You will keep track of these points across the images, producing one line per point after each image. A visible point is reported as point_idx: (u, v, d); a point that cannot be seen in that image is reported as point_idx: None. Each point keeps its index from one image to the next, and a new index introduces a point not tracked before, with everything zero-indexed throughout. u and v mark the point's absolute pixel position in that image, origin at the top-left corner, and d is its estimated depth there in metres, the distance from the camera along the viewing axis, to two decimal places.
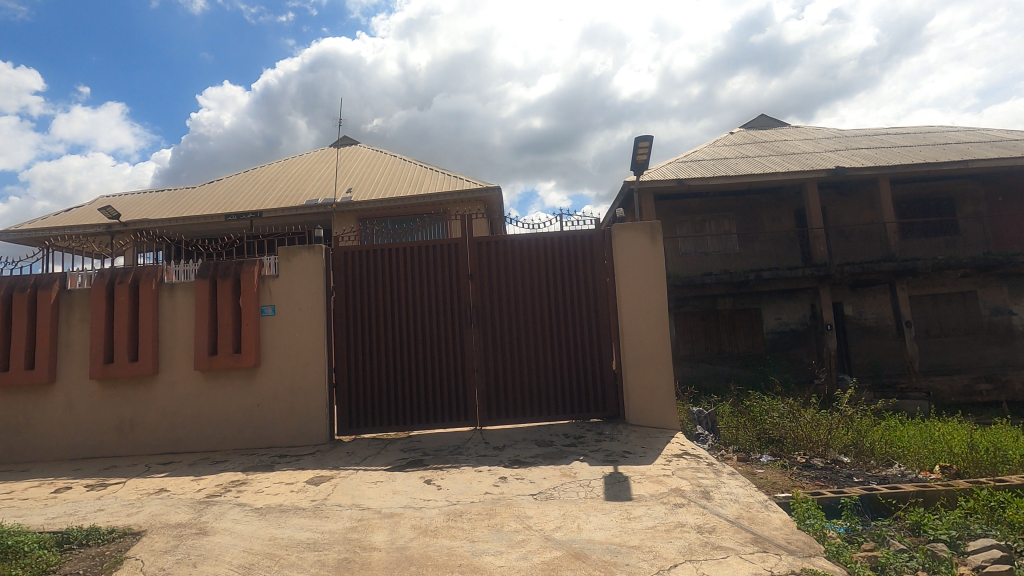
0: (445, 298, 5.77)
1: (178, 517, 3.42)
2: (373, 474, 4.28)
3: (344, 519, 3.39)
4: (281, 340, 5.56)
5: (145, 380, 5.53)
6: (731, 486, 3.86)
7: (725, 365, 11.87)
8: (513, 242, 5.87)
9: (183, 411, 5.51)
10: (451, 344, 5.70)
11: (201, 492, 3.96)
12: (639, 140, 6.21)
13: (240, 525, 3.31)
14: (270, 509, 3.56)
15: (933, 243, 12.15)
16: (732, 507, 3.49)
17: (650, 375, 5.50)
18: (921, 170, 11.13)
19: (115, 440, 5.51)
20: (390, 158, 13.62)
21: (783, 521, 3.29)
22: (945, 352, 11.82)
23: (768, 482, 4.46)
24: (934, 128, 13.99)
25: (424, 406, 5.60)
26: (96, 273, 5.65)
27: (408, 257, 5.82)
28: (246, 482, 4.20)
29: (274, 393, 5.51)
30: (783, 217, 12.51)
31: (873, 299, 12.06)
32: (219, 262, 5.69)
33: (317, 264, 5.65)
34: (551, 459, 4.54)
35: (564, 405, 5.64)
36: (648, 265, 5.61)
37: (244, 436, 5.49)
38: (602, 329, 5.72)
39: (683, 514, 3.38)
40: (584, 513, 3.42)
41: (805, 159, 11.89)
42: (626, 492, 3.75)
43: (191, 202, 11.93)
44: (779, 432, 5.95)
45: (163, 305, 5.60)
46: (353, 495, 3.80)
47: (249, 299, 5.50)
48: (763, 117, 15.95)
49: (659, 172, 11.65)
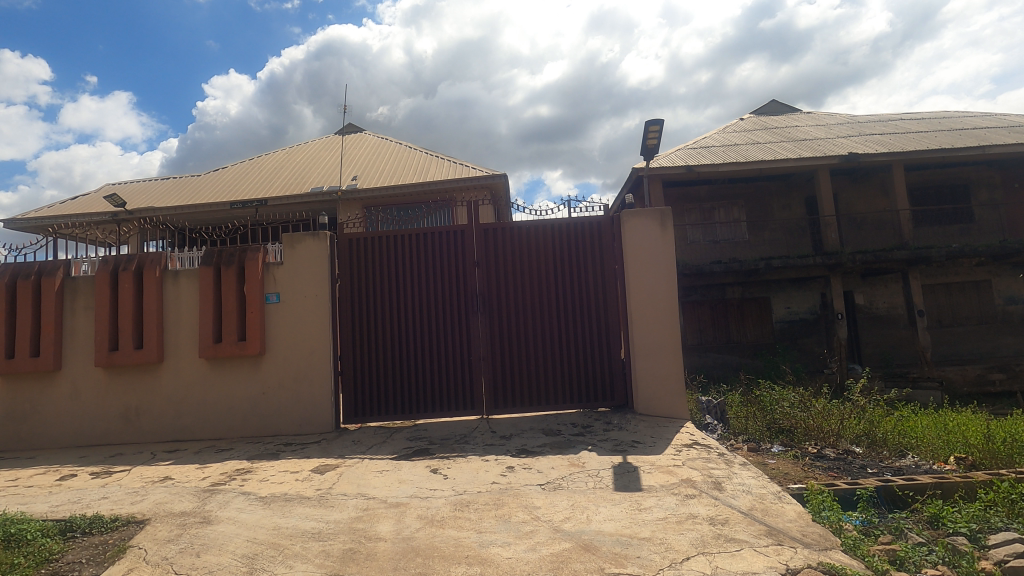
0: (452, 285, 5.69)
1: (182, 506, 3.38)
2: (379, 463, 4.22)
3: (349, 508, 3.34)
4: (286, 328, 5.51)
5: (150, 367, 5.50)
6: (744, 477, 3.78)
7: (734, 355, 11.75)
8: (519, 228, 5.77)
9: (189, 399, 5.48)
10: (457, 332, 5.63)
11: (205, 480, 3.91)
12: (650, 124, 6.05)
13: (244, 514, 3.26)
14: (274, 498, 3.51)
15: (948, 231, 11.91)
16: (744, 499, 3.41)
17: (660, 364, 5.40)
18: (936, 155, 10.89)
19: (121, 428, 5.49)
20: (394, 146, 13.53)
21: (797, 513, 3.21)
22: (957, 342, 11.62)
23: (781, 472, 4.36)
24: (950, 114, 13.66)
25: (431, 394, 5.55)
26: (100, 259, 5.61)
27: (414, 244, 5.74)
28: (252, 470, 4.15)
29: (280, 381, 5.47)
30: (794, 205, 12.32)
31: (884, 288, 11.88)
32: (224, 249, 5.63)
33: (322, 250, 5.58)
34: (559, 449, 4.47)
35: (572, 394, 5.58)
36: (659, 252, 5.49)
37: (250, 424, 5.46)
38: (611, 317, 5.64)
39: (695, 505, 3.31)
40: (593, 503, 3.35)
41: (818, 145, 11.66)
42: (635, 483, 3.67)
43: (196, 191, 11.87)
44: (790, 422, 5.90)
45: (167, 292, 5.57)
46: (359, 484, 3.74)
47: (253, 286, 5.45)
48: (774, 102, 15.69)
49: (668, 159, 11.48)
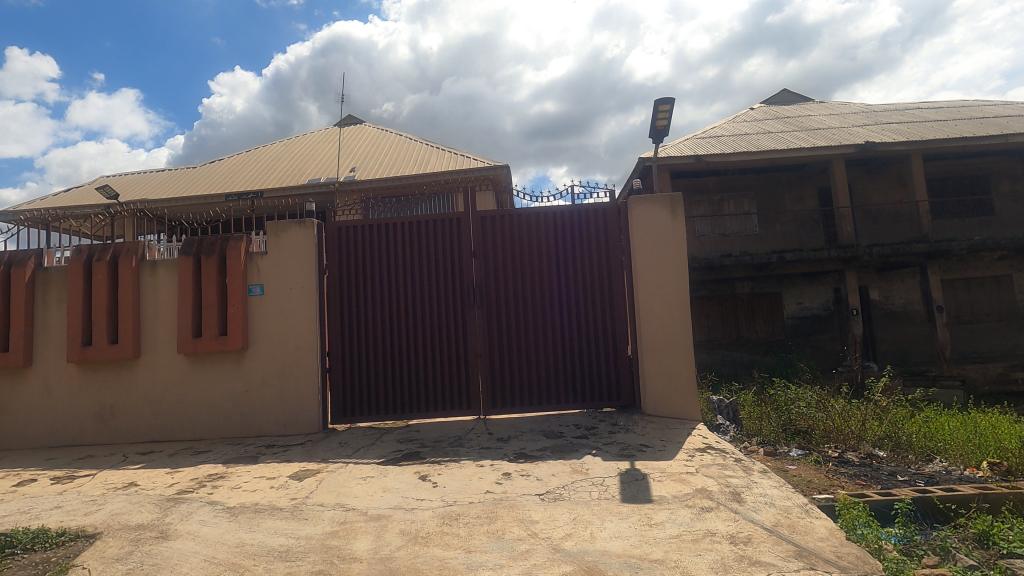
0: (447, 277, 5.33)
1: (140, 518, 3.04)
2: (363, 469, 3.87)
3: (324, 521, 2.98)
4: (270, 322, 5.17)
5: (126, 364, 5.18)
6: (765, 486, 3.40)
7: (744, 352, 11.34)
8: (521, 215, 5.40)
9: (167, 397, 5.15)
10: (453, 327, 5.27)
11: (172, 487, 3.57)
12: (660, 104, 5.66)
13: (206, 528, 2.91)
14: (243, 509, 3.16)
15: (968, 224, 11.42)
16: (768, 513, 3.05)
17: (669, 361, 5.02)
18: (957, 144, 10.43)
19: (95, 428, 5.17)
20: (394, 137, 13.18)
21: (829, 531, 2.85)
22: (976, 340, 11.18)
23: (804, 480, 4.00)
24: (969, 103, 13.14)
25: (424, 393, 5.20)
26: (74, 249, 5.29)
27: (407, 233, 5.38)
28: (225, 476, 3.80)
29: (263, 378, 5.13)
30: (806, 197, 11.89)
31: (901, 283, 11.42)
32: (204, 239, 5.29)
33: (308, 240, 5.23)
34: (560, 453, 4.11)
35: (575, 393, 5.22)
36: (669, 242, 5.12)
37: (232, 424, 5.12)
38: (617, 312, 5.28)
39: (712, 520, 2.94)
40: (598, 518, 2.98)
41: (832, 134, 11.21)
42: (645, 494, 3.31)
43: (191, 182, 11.58)
44: (807, 423, 5.56)
45: (144, 283, 5.24)
46: (338, 493, 3.39)
47: (234, 277, 5.10)
48: (785, 91, 15.22)
49: (675, 148, 11.07)
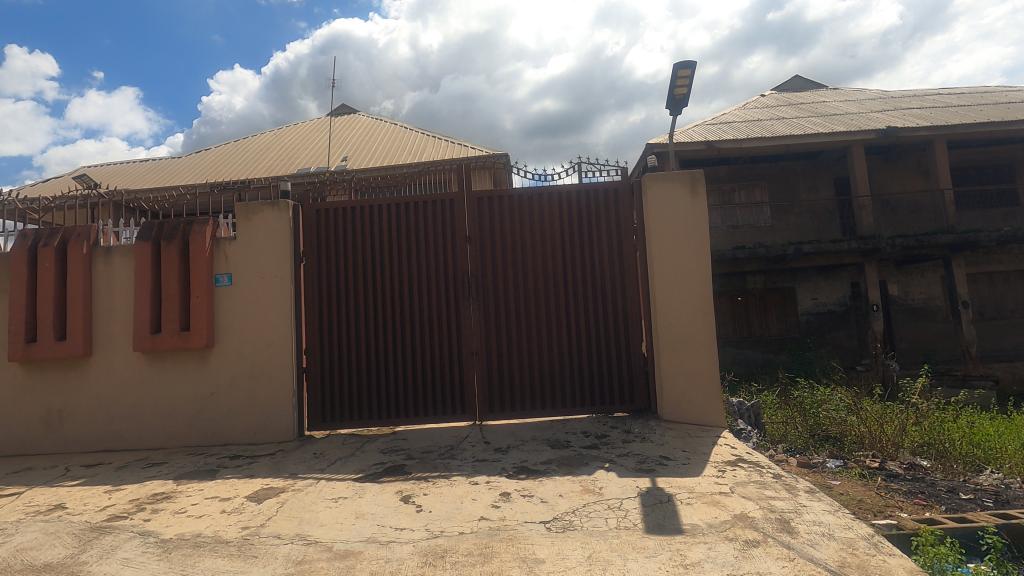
0: (438, 265, 4.74)
1: (50, 555, 2.45)
2: (336, 487, 3.28)
3: (278, 561, 2.39)
4: (239, 315, 4.58)
5: (77, 363, 4.59)
6: (817, 511, 2.81)
7: (757, 350, 10.74)
8: (521, 196, 4.81)
9: (123, 401, 4.57)
10: (444, 321, 4.68)
11: (103, 512, 2.97)
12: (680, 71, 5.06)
13: (127, 570, 2.32)
14: (179, 543, 2.56)
15: (993, 214, 10.83)
16: (828, 549, 2.45)
17: (689, 360, 4.43)
18: (984, 129, 9.82)
19: (42, 435, 4.59)
20: (389, 126, 12.59)
21: (910, 572, 2.25)
22: (1001, 336, 10.60)
23: (853, 500, 3.41)
24: (991, 88, 12.52)
25: (413, 396, 4.61)
26: (19, 234, 4.72)
27: (394, 216, 4.79)
28: (171, 497, 3.21)
29: (230, 378, 4.54)
30: (822, 186, 11.30)
31: (921, 278, 10.86)
32: (165, 222, 4.70)
33: (282, 223, 4.64)
34: (568, 468, 3.51)
35: (583, 396, 4.62)
36: (687, 224, 4.53)
37: (194, 431, 4.53)
38: (629, 304, 4.69)
39: (762, 560, 2.35)
40: (618, 556, 2.38)
41: (850, 120, 10.60)
42: (673, 522, 2.71)
43: (173, 172, 10.97)
44: (838, 428, 4.97)
45: (97, 272, 4.65)
46: (301, 520, 2.80)
47: (198, 265, 4.51)
48: (796, 78, 14.61)
49: (685, 135, 10.47)
